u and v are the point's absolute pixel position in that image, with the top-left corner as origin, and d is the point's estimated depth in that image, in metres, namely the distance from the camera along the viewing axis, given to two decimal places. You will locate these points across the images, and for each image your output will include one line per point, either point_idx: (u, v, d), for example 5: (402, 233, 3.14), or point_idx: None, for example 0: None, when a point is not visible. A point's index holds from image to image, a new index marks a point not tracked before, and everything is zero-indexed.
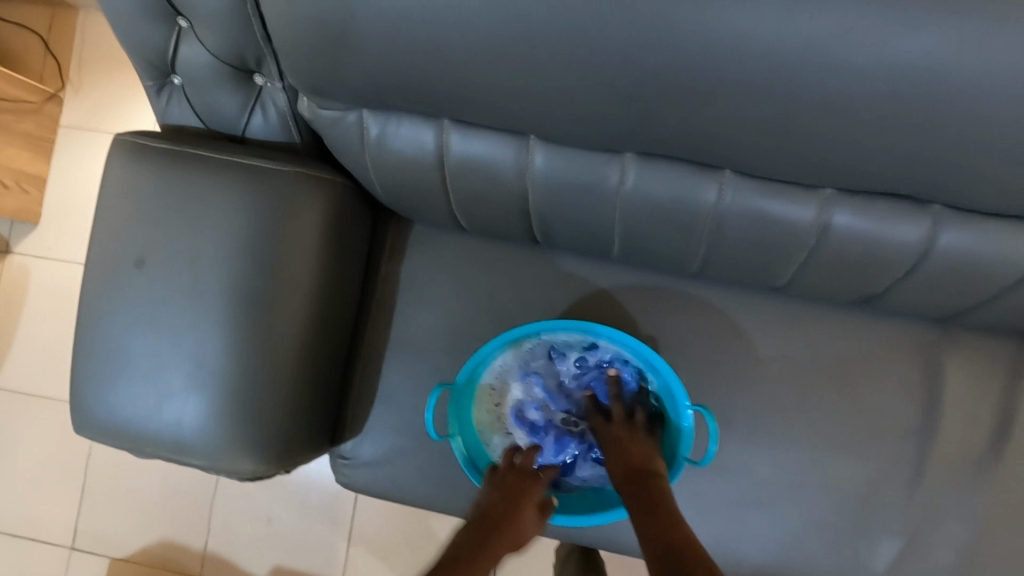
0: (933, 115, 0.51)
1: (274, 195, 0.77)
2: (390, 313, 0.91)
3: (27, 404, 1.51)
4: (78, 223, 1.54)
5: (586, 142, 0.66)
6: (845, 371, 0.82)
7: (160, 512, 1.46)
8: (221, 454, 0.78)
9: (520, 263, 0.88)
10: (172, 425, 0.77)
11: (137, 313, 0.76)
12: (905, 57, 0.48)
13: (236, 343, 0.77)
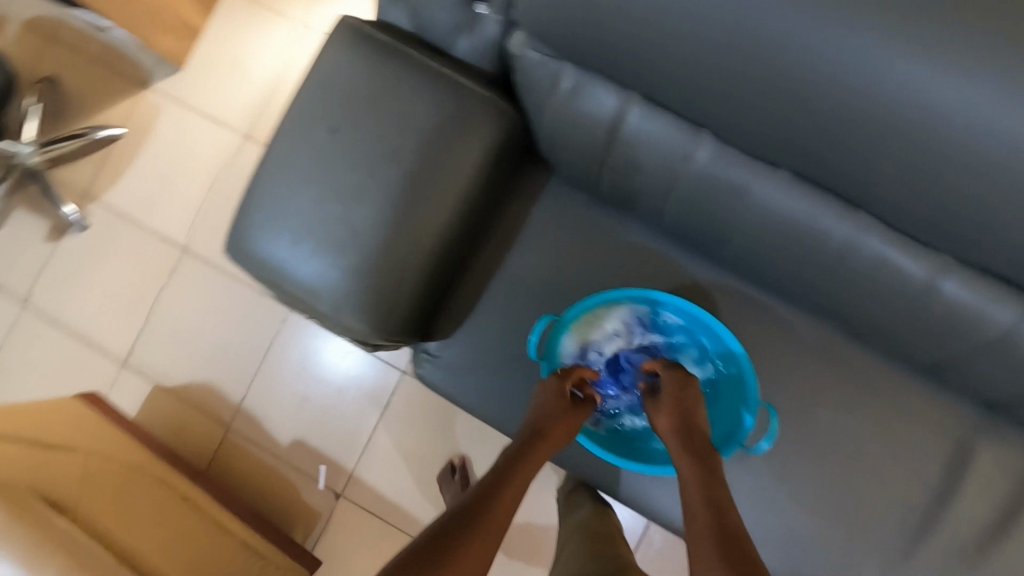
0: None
1: (459, 109, 0.87)
2: (507, 245, 1.00)
3: (122, 226, 1.64)
4: (216, 81, 1.65)
5: (752, 150, 0.76)
6: (890, 423, 0.91)
7: (210, 360, 1.58)
8: (342, 311, 0.89)
9: (636, 238, 0.98)
10: (310, 273, 0.88)
11: (310, 170, 0.87)
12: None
13: (385, 225, 0.88)
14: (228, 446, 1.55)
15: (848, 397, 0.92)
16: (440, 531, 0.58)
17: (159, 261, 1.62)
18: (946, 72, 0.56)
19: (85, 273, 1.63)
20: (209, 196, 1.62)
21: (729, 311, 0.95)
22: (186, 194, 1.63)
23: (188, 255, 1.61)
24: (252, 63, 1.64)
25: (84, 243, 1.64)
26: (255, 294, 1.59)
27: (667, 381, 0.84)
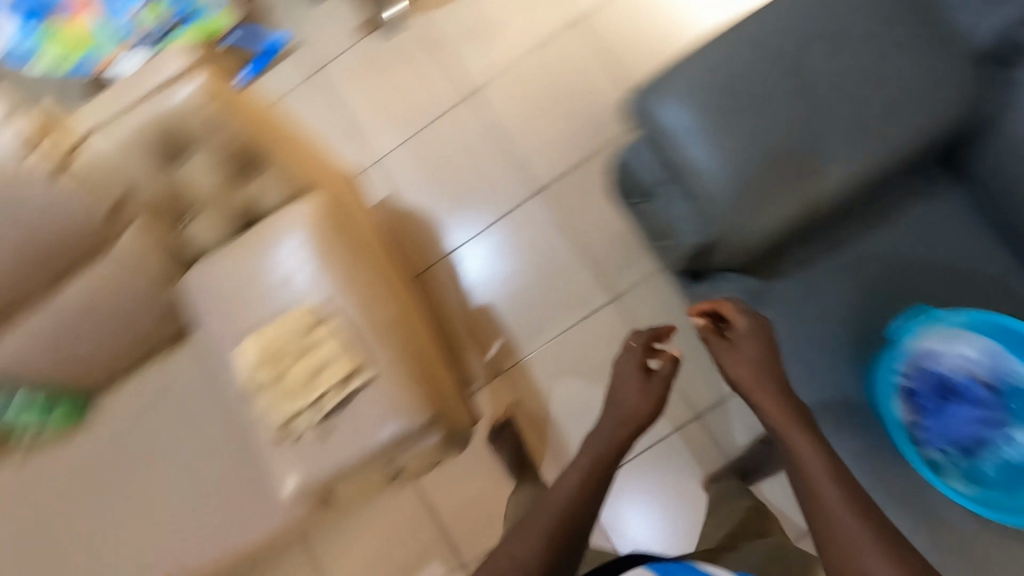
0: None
1: (942, 75, 0.86)
2: (867, 224, 1.00)
3: (425, 49, 1.73)
4: None
5: None
6: None
7: (446, 199, 1.66)
8: (722, 195, 0.88)
9: (1002, 282, 0.96)
10: (711, 147, 0.89)
11: (757, 60, 0.89)
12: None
13: (809, 137, 0.87)
14: (425, 280, 1.62)
15: None
16: (571, 541, 0.75)
17: (447, 93, 1.70)
18: None
19: (382, 72, 1.74)
20: (514, 58, 1.66)
21: None
22: (493, 48, 1.68)
23: (470, 101, 1.68)
24: None
25: (387, 48, 1.75)
26: (511, 163, 1.64)
27: (735, 332, 0.82)
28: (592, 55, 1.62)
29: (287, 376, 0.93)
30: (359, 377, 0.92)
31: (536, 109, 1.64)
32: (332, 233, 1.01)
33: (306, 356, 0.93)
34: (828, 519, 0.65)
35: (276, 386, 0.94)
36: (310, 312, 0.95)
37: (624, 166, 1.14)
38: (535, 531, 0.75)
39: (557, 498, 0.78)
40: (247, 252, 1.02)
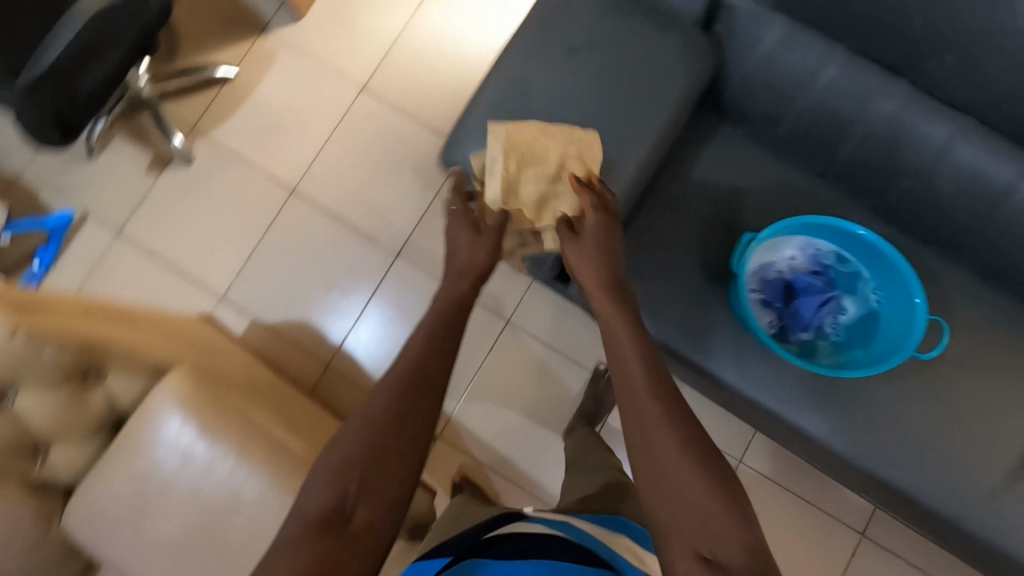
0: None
1: (683, 39, 0.98)
2: (688, 178, 1.10)
3: (228, 164, 1.67)
4: (334, 33, 1.71)
5: (946, 100, 0.90)
6: (1012, 361, 1.05)
7: (312, 299, 1.62)
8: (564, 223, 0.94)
9: (795, 181, 1.10)
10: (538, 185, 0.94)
11: (535, 84, 0.96)
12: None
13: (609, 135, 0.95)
14: (325, 383, 1.57)
15: (973, 335, 1.05)
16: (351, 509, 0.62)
17: (265, 202, 1.65)
18: None
19: (189, 205, 1.65)
20: (323, 142, 1.67)
21: None
22: (296, 140, 1.67)
23: (296, 197, 1.65)
24: (377, 17, 1.71)
25: (188, 177, 1.66)
26: (361, 239, 1.63)
27: (591, 223, 0.87)
28: (392, 111, 1.67)
29: (517, 172, 0.92)
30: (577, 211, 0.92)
31: (362, 181, 1.65)
32: (199, 403, 1.09)
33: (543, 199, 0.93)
34: (637, 442, 0.68)
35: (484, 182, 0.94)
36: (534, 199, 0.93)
37: None
38: (425, 391, 0.72)
39: (456, 332, 0.81)
40: (115, 460, 1.07)
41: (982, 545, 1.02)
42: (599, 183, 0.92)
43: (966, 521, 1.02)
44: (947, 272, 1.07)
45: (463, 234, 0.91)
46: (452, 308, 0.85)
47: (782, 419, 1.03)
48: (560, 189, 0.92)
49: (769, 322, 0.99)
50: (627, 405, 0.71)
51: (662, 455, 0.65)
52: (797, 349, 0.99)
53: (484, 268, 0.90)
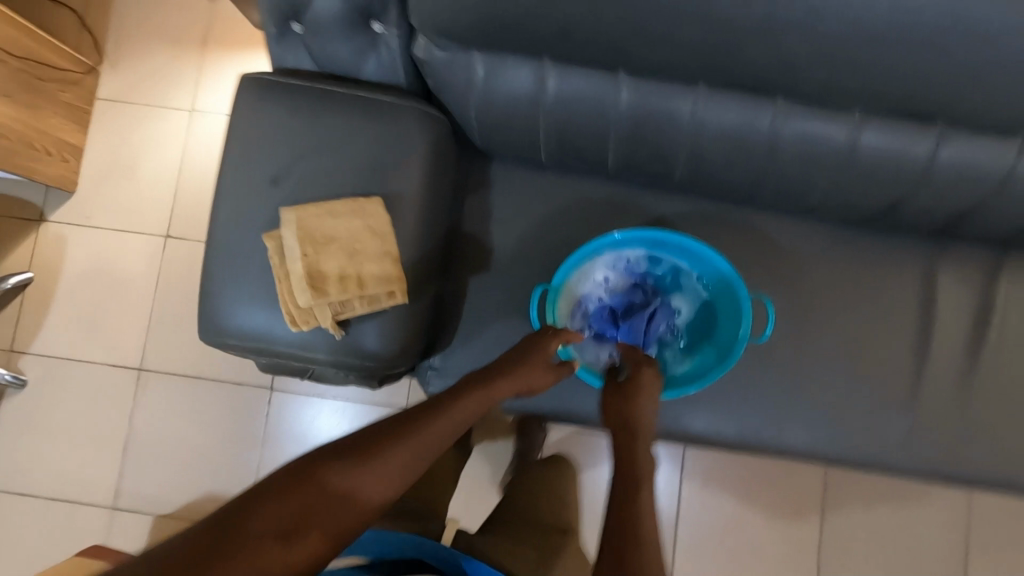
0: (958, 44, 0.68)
1: (394, 111, 0.89)
2: (481, 232, 1.02)
3: (63, 371, 1.54)
4: (116, 193, 1.59)
5: (671, 75, 0.81)
6: (862, 281, 0.99)
7: (206, 469, 1.50)
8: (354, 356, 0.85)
9: (587, 190, 1.02)
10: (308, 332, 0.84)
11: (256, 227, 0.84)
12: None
13: None
14: None
15: (817, 272, 1.00)
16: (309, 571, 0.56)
17: (118, 389, 1.53)
18: None
19: (40, 430, 1.51)
20: (150, 307, 1.55)
21: (693, 230, 1.01)
22: (123, 316, 1.55)
23: (146, 374, 1.53)
24: (153, 158, 1.59)
25: (28, 401, 1.53)
26: (229, 388, 1.53)
27: (632, 373, 0.82)
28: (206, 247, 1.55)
29: (305, 265, 0.79)
30: (387, 301, 0.83)
31: None
32: None
33: (342, 309, 0.81)
34: (625, 520, 0.63)
35: (273, 264, 0.81)
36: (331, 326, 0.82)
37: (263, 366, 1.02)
38: (417, 443, 0.66)
39: (479, 404, 0.74)
40: None
41: (906, 473, 0.97)
42: (391, 296, 0.83)
43: (882, 455, 0.97)
44: (768, 220, 1.01)
45: (528, 347, 0.82)
46: (483, 373, 0.79)
47: (669, 434, 0.98)
48: (352, 296, 0.81)
49: (607, 357, 0.94)
50: (628, 487, 0.67)
51: (647, 531, 0.62)
52: None
53: (533, 386, 0.81)
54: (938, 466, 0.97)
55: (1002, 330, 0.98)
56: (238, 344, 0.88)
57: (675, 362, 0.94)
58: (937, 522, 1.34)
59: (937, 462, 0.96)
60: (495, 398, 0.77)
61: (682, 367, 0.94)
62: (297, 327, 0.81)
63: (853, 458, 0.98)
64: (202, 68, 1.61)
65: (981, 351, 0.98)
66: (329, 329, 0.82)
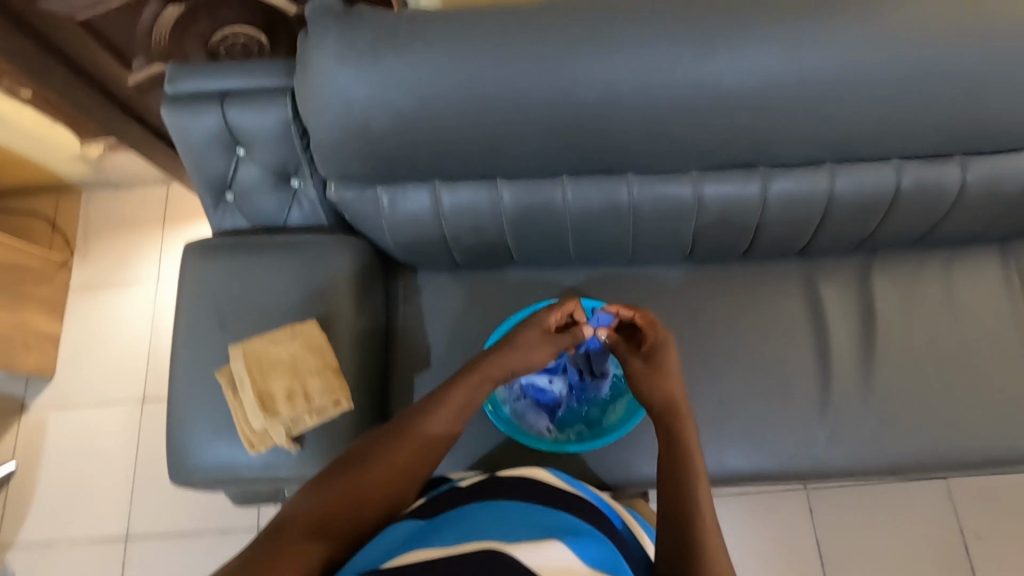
0: (740, 107, 0.87)
1: (319, 246, 1.03)
2: (418, 333, 1.14)
3: (49, 554, 1.54)
4: (92, 369, 1.69)
5: (537, 173, 0.99)
6: (756, 306, 1.12)
7: None
8: (314, 466, 0.92)
9: (503, 279, 1.16)
10: (267, 452, 0.92)
11: (210, 366, 0.95)
12: (715, 75, 0.84)
13: None
14: None
15: (714, 307, 1.13)
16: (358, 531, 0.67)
17: (105, 562, 1.53)
18: (606, 66, 0.84)
19: None
20: (132, 471, 1.60)
21: (600, 294, 1.14)
22: (106, 485, 1.60)
23: (133, 539, 1.55)
24: (124, 330, 1.72)
25: None
26: (216, 535, 1.54)
27: (654, 340, 0.89)
28: None
29: (256, 391, 0.89)
30: (334, 408, 0.93)
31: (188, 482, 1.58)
32: None
33: (294, 424, 0.90)
34: (674, 493, 0.73)
35: (228, 396, 0.92)
36: (286, 441, 0.90)
37: (234, 498, 1.07)
38: (420, 437, 0.76)
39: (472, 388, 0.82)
40: None
41: (841, 471, 1.05)
42: (338, 404, 0.93)
43: (816, 459, 1.05)
44: (662, 271, 1.15)
45: (527, 329, 0.88)
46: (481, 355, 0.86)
47: (619, 484, 1.03)
48: (302, 412, 0.90)
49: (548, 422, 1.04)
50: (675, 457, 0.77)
51: (700, 501, 0.72)
52: (585, 427, 1.04)
53: (529, 363, 0.87)
54: (866, 458, 1.05)
55: (885, 325, 1.11)
56: (207, 477, 0.94)
57: (608, 412, 1.05)
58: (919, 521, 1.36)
59: (863, 454, 1.05)
60: (491, 378, 0.84)
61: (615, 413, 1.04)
62: (256, 449, 0.91)
63: (791, 470, 1.05)
64: (164, 242, 1.79)
65: (872, 346, 1.10)
66: (285, 445, 0.90)
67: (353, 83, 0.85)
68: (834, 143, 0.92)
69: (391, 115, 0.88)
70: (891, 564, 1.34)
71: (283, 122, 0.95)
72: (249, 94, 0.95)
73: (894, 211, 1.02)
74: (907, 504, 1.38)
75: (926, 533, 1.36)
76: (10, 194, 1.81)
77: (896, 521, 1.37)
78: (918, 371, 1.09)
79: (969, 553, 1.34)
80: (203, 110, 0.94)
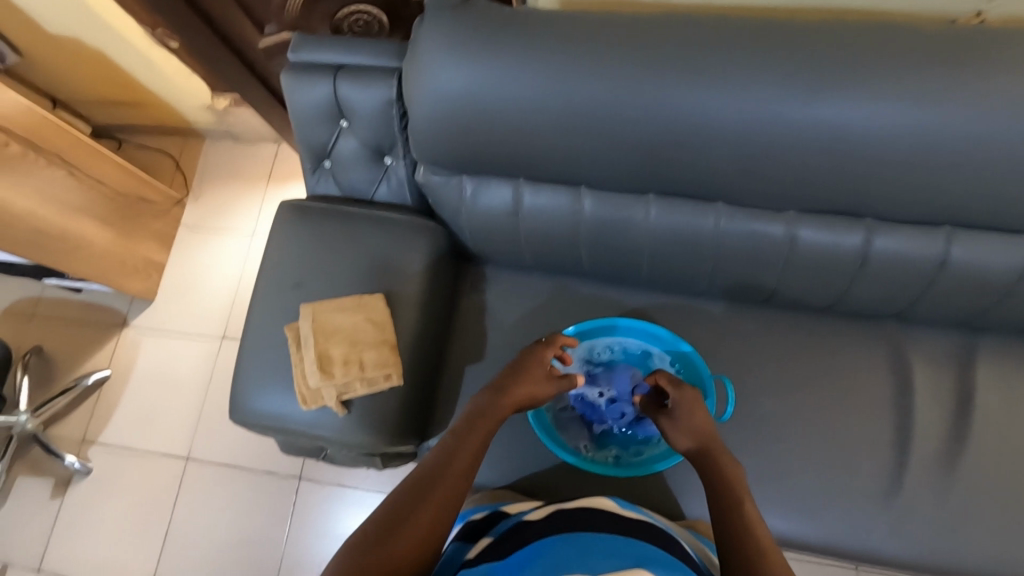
0: (853, 152, 0.80)
1: (400, 224, 1.07)
2: (477, 325, 1.15)
3: (123, 458, 1.71)
4: (186, 301, 1.85)
5: (622, 188, 0.97)
6: (835, 366, 1.04)
7: (236, 556, 1.58)
8: (358, 434, 0.96)
9: (570, 287, 1.15)
10: (318, 411, 0.97)
11: (282, 320, 1.01)
12: (831, 114, 0.78)
13: None
14: None
15: (787, 357, 1.06)
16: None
17: (166, 477, 1.68)
18: (712, 91, 0.80)
19: (97, 515, 1.66)
20: (201, 400, 1.74)
21: (667, 320, 1.11)
22: (180, 408, 1.75)
23: (193, 461, 1.68)
24: (219, 270, 1.87)
25: (90, 487, 1.69)
26: (264, 475, 1.65)
27: (674, 400, 0.86)
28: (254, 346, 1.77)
29: (316, 350, 0.95)
30: (385, 382, 0.97)
31: None
32: None
33: (345, 391, 0.95)
34: (727, 521, 0.73)
35: (291, 351, 0.97)
36: (336, 405, 0.95)
37: (283, 447, 1.13)
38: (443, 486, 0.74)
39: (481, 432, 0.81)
40: None
41: (902, 562, 0.95)
42: (388, 378, 0.97)
43: (874, 541, 0.96)
44: (738, 309, 1.10)
45: (529, 367, 0.89)
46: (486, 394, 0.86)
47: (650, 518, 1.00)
48: (354, 378, 0.95)
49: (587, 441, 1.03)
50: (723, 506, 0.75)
51: (751, 518, 0.73)
52: (625, 456, 1.02)
53: (532, 399, 0.88)
54: (934, 554, 0.95)
55: (984, 413, 0.99)
56: (262, 422, 1.00)
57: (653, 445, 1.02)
58: None
59: (931, 547, 0.95)
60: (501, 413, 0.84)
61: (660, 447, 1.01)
62: (306, 406, 0.95)
63: (842, 548, 0.97)
64: (266, 196, 1.92)
65: (964, 434, 0.99)
66: (333, 408, 0.95)
67: (458, 73, 0.87)
68: (957, 206, 0.83)
69: (487, 111, 0.89)
70: None
71: (386, 101, 0.99)
72: (359, 71, 0.99)
73: (1016, 290, 0.91)
74: None
75: None
76: (147, 132, 2.02)
77: None
78: (1015, 472, 0.96)
79: None
80: (316, 80, 1.00)
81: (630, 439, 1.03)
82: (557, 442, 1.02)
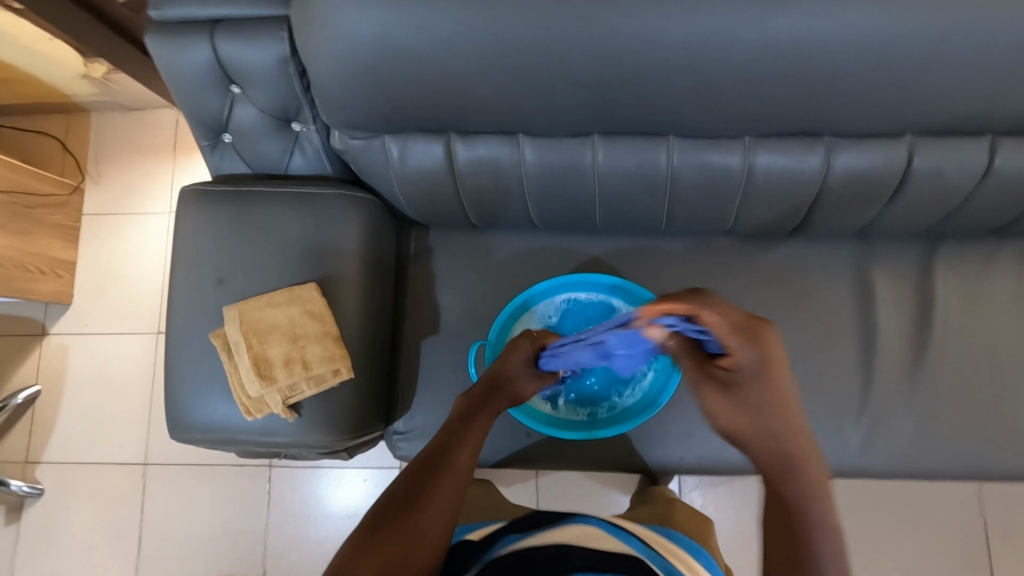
0: (813, 68, 0.72)
1: (323, 199, 0.95)
2: (427, 295, 1.07)
3: (75, 474, 1.61)
4: (108, 299, 1.69)
5: (564, 132, 0.87)
6: (799, 291, 1.02)
7: (218, 551, 1.55)
8: (315, 434, 0.89)
9: (521, 242, 1.07)
10: (266, 419, 0.88)
11: (206, 325, 0.90)
12: (789, 25, 0.69)
13: None
14: None
15: (752, 289, 1.02)
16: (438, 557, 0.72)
17: (127, 486, 1.59)
18: (654, 13, 0.70)
19: (60, 535, 1.58)
20: (149, 402, 1.63)
21: (627, 265, 1.05)
22: (127, 413, 1.63)
23: (153, 465, 1.60)
24: (139, 261, 1.70)
25: (46, 508, 1.59)
26: (231, 467, 1.58)
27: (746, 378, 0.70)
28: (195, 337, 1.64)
29: (251, 356, 0.85)
30: (334, 377, 0.88)
31: None
32: None
33: (291, 394, 0.86)
34: (772, 496, 0.75)
35: (223, 360, 0.87)
36: (284, 410, 0.86)
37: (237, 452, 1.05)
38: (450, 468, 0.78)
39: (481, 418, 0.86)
40: None
41: (872, 473, 0.98)
42: (337, 373, 0.88)
43: (845, 458, 0.98)
44: (697, 244, 1.04)
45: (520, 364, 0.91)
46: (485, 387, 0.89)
47: (630, 469, 0.98)
48: (299, 380, 0.86)
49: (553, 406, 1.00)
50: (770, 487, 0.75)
51: (797, 497, 0.74)
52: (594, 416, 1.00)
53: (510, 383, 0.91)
54: (901, 460, 0.98)
55: (943, 319, 1.00)
56: (206, 435, 0.91)
57: (620, 400, 1.00)
58: (942, 511, 1.31)
59: (899, 456, 0.97)
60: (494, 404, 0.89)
61: (626, 403, 1.00)
62: (251, 416, 0.87)
63: None
64: (175, 171, 1.72)
65: (927, 341, 1.00)
66: (281, 413, 0.86)
67: (356, 18, 0.73)
68: (920, 115, 0.78)
69: (400, 61, 0.76)
70: (904, 550, 1.30)
71: (281, 58, 0.84)
72: (242, 25, 0.83)
73: (976, 194, 0.88)
74: (931, 492, 1.31)
75: (948, 524, 1.30)
76: (19, 112, 1.75)
77: (916, 509, 1.31)
78: (973, 372, 0.98)
79: (987, 545, 1.29)
80: (191, 42, 0.84)
81: (596, 396, 1.01)
82: (524, 412, 0.99)
